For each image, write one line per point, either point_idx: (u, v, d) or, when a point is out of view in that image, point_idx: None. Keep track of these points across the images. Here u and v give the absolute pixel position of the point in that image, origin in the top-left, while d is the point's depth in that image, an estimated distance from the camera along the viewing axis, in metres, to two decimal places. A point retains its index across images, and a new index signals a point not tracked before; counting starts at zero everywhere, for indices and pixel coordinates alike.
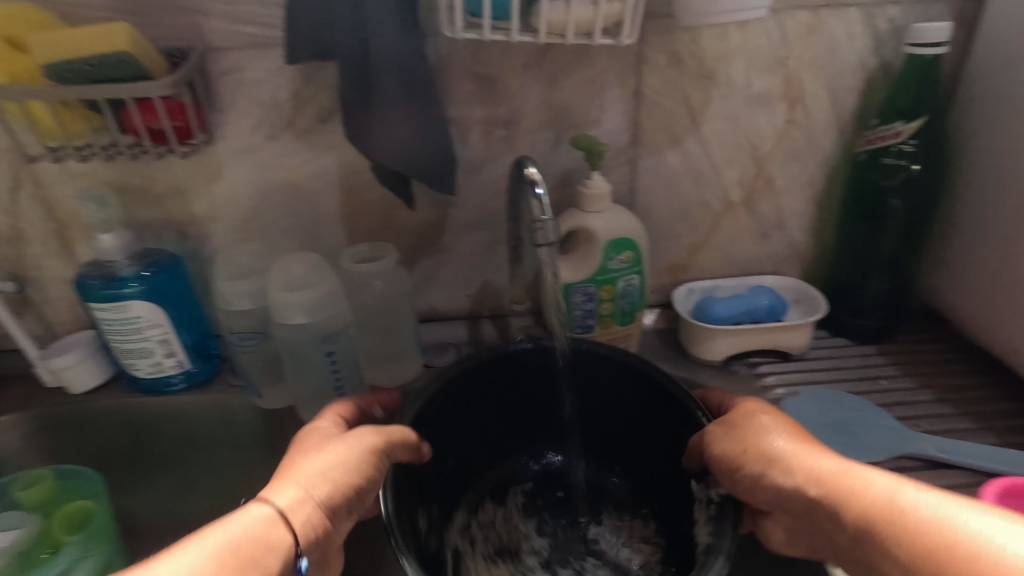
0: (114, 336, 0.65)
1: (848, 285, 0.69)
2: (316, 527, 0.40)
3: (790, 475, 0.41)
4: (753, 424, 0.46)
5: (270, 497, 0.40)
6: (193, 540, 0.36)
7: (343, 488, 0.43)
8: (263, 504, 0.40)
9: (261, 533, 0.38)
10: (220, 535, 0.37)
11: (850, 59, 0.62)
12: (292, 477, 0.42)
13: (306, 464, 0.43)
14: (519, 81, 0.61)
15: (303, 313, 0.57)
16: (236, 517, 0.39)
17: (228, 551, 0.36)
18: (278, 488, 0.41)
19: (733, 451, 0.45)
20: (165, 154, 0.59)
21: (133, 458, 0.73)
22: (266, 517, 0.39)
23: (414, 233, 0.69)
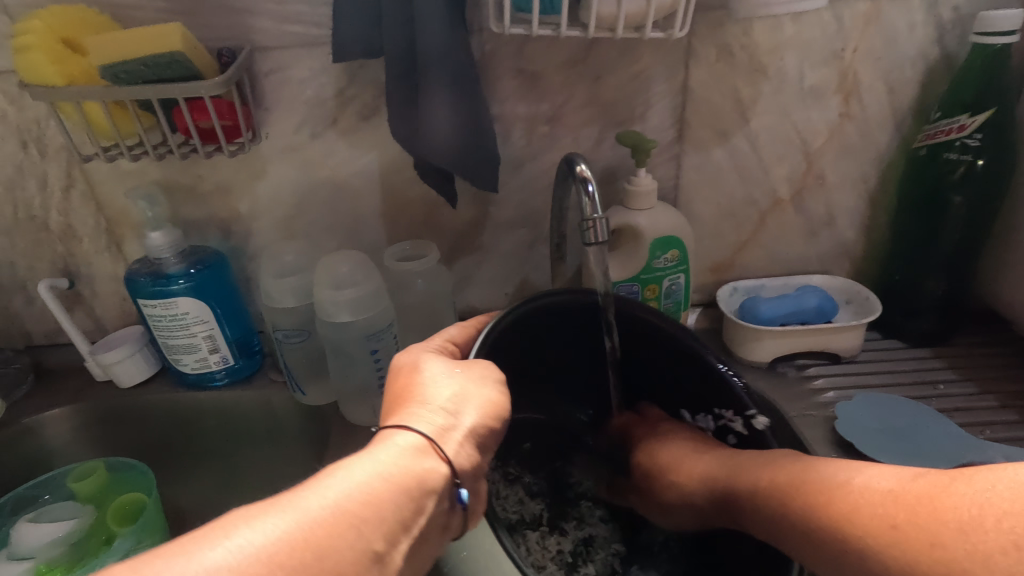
0: (162, 332, 0.66)
1: (902, 285, 0.66)
2: (468, 456, 0.40)
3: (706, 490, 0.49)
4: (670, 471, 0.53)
5: (410, 426, 0.39)
6: (343, 468, 0.35)
7: (485, 419, 0.42)
8: (411, 433, 0.39)
9: (419, 459, 0.37)
10: (370, 461, 0.36)
11: (910, 50, 0.59)
12: (426, 405, 0.41)
13: (438, 391, 0.42)
14: (564, 77, 0.60)
15: (348, 311, 0.57)
16: (383, 449, 0.37)
17: (395, 484, 0.35)
18: (415, 418, 0.40)
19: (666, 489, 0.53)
20: (213, 153, 0.60)
21: (178, 451, 0.74)
22: (419, 448, 0.38)
23: (454, 231, 0.69)
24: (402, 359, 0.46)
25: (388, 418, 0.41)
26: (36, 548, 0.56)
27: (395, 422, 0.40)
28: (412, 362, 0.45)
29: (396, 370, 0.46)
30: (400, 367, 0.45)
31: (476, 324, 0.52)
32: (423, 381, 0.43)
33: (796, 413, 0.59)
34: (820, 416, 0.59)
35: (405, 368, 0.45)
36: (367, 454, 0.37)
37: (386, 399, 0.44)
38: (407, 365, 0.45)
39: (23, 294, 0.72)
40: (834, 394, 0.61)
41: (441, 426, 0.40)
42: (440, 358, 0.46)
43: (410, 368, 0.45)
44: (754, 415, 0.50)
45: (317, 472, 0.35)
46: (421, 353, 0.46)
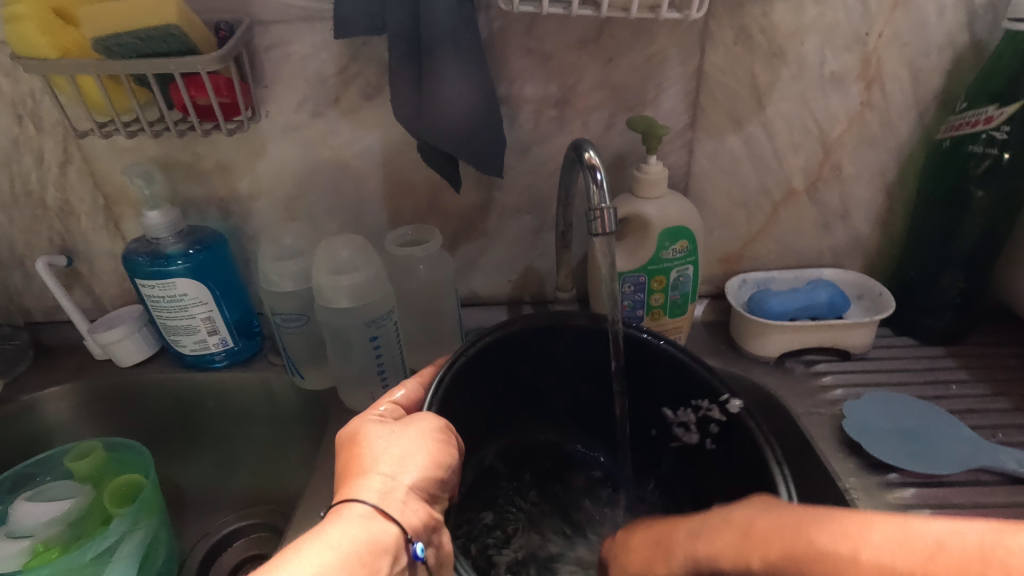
0: (160, 313, 0.66)
1: (917, 282, 0.65)
2: (419, 510, 0.39)
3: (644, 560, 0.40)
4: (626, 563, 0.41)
5: (353, 497, 0.38)
6: (290, 557, 0.35)
7: (428, 471, 0.41)
8: (357, 508, 0.38)
9: (369, 532, 0.36)
10: (317, 544, 0.35)
11: (938, 36, 0.56)
12: (368, 475, 0.40)
13: (378, 455, 0.41)
14: (575, 58, 0.58)
15: (347, 297, 0.55)
16: (332, 528, 0.36)
17: (346, 561, 0.35)
18: (356, 489, 0.39)
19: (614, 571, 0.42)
20: (211, 130, 0.58)
21: (177, 432, 0.74)
22: (370, 521, 0.37)
23: (458, 216, 0.67)
24: (345, 429, 0.45)
25: (334, 496, 0.40)
26: (34, 526, 0.56)
27: (339, 497, 0.39)
28: (353, 431, 0.44)
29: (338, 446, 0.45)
30: (342, 439, 0.44)
31: (424, 377, 0.51)
32: (364, 450, 0.42)
33: (803, 410, 0.58)
34: (827, 414, 0.57)
35: (346, 439, 0.44)
36: (315, 534, 0.36)
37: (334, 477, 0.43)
38: (348, 435, 0.44)
39: (22, 270, 0.71)
40: (842, 391, 0.60)
41: (387, 490, 0.39)
42: (381, 420, 0.45)
43: (350, 438, 0.43)
44: (728, 400, 0.50)
45: (262, 566, 0.35)
46: (360, 421, 0.45)
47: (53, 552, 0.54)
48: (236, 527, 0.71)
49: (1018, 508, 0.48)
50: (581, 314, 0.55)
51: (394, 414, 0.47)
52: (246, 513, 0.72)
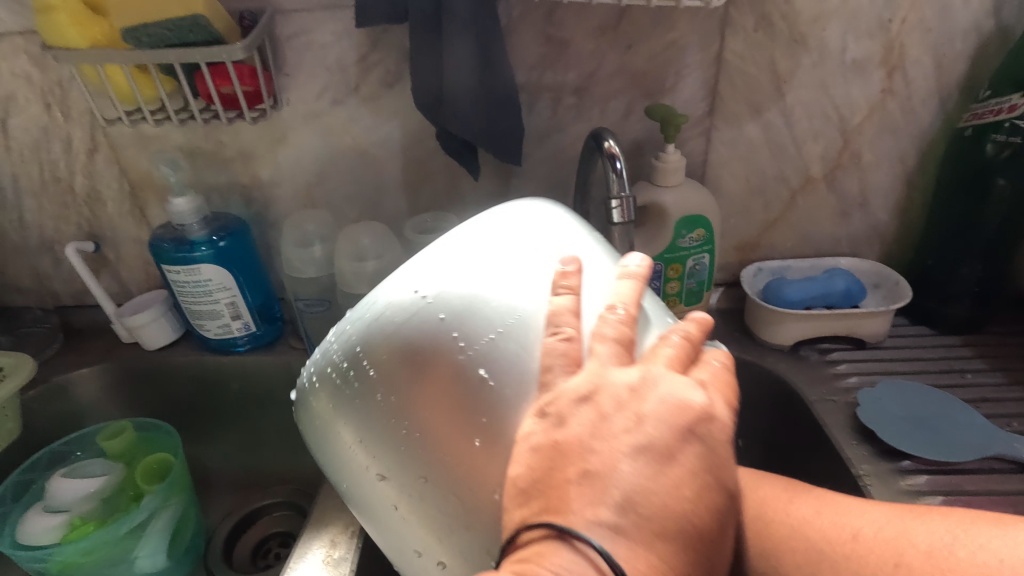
0: (186, 297, 0.67)
1: (936, 271, 0.64)
2: None
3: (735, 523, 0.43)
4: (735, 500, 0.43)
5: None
6: None
7: None
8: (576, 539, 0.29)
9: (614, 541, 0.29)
10: None
11: (963, 22, 0.56)
12: (609, 505, 0.30)
13: (657, 529, 0.30)
14: (594, 45, 0.58)
15: (368, 282, 0.57)
16: None
17: None
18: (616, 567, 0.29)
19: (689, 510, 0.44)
20: (235, 118, 0.59)
21: (202, 412, 0.76)
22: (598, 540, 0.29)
23: (476, 203, 0.68)
24: (668, 402, 0.32)
25: (568, 513, 0.30)
26: (70, 502, 0.58)
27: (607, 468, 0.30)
28: (674, 409, 0.32)
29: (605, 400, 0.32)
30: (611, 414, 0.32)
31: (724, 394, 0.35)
32: (656, 487, 0.30)
33: (817, 397, 0.59)
34: (840, 401, 0.58)
35: (647, 424, 0.32)
36: None
37: (549, 447, 0.32)
38: (632, 394, 0.32)
39: (51, 255, 0.74)
40: (856, 379, 0.60)
41: (638, 564, 0.29)
42: (697, 450, 0.31)
43: (636, 404, 0.32)
44: None
45: None
46: (687, 421, 0.32)
47: (91, 526, 0.56)
48: (258, 506, 0.73)
49: None
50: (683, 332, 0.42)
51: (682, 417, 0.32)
52: (269, 492, 0.74)
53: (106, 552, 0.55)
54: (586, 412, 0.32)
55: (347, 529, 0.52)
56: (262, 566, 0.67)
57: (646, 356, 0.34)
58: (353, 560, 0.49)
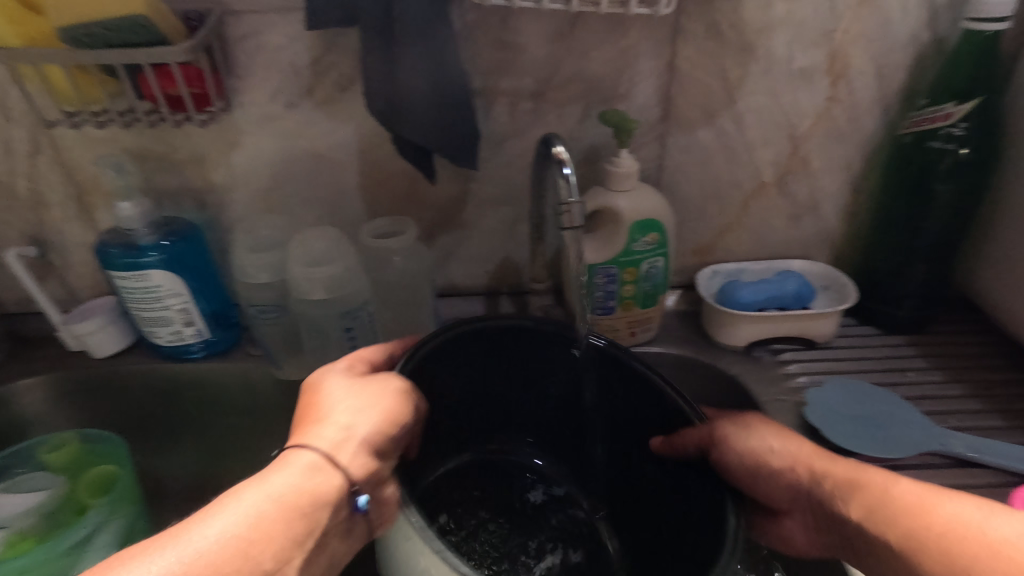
0: (135, 304, 0.66)
1: (881, 273, 0.67)
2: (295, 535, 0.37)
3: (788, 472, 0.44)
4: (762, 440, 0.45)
5: (307, 445, 0.41)
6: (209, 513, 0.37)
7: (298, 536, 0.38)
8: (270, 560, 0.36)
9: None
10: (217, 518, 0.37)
11: (902, 33, 0.58)
12: (326, 422, 0.43)
13: (324, 425, 0.43)
14: (549, 51, 0.58)
15: (322, 288, 0.56)
16: (274, 474, 0.40)
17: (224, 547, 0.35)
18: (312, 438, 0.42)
19: (747, 461, 0.44)
20: (183, 121, 0.57)
21: (153, 422, 0.74)
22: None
23: (435, 207, 0.68)
24: (308, 475, 0.40)
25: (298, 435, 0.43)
26: (12, 518, 0.56)
27: (308, 438, 0.42)
28: (299, 493, 0.39)
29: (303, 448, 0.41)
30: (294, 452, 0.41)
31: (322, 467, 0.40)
32: (319, 482, 0.40)
33: (767, 398, 0.60)
34: (790, 401, 0.59)
35: (342, 451, 0.41)
36: (257, 480, 0.39)
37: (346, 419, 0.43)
38: (339, 440, 0.42)
39: None
40: (805, 379, 0.62)
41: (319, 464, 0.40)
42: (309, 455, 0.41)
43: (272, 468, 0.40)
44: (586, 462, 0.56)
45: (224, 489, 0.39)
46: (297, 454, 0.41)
47: (29, 543, 0.54)
48: None
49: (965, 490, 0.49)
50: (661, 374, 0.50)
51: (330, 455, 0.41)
52: None
53: (46, 571, 0.53)
54: (314, 483, 0.39)
55: None
56: None
57: (332, 447, 0.41)
58: None
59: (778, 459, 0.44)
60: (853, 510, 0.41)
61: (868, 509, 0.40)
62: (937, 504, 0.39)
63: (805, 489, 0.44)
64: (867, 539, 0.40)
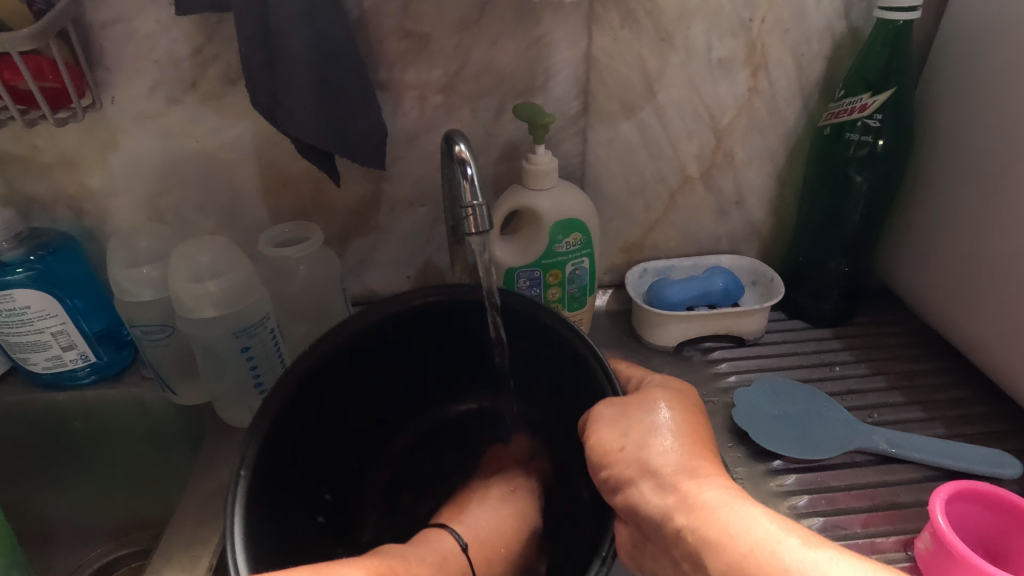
0: (2, 328, 0.58)
1: (806, 266, 0.66)
2: None
3: (656, 490, 0.38)
4: (645, 420, 0.42)
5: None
6: None
7: None
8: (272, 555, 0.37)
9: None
10: None
11: (818, 23, 0.57)
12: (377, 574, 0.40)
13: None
14: (456, 41, 0.54)
15: (211, 305, 0.50)
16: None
17: None
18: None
19: (609, 447, 0.41)
20: (38, 120, 0.50)
21: (22, 460, 0.66)
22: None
23: (345, 210, 0.63)
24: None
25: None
26: None
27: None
28: None
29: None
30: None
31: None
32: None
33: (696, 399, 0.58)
34: (719, 402, 0.57)
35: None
36: None
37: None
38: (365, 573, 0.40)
39: None
40: (735, 378, 0.61)
41: None
42: None
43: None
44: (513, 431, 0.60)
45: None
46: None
47: None
48: (110, 560, 0.64)
49: (888, 487, 0.49)
50: (585, 340, 0.47)
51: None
52: (123, 542, 0.66)
53: None
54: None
55: None
56: None
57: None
58: None
59: (624, 460, 0.41)
60: (690, 540, 0.35)
61: (708, 543, 0.34)
62: (733, 531, 0.34)
63: (645, 505, 0.38)
64: (694, 563, 0.35)
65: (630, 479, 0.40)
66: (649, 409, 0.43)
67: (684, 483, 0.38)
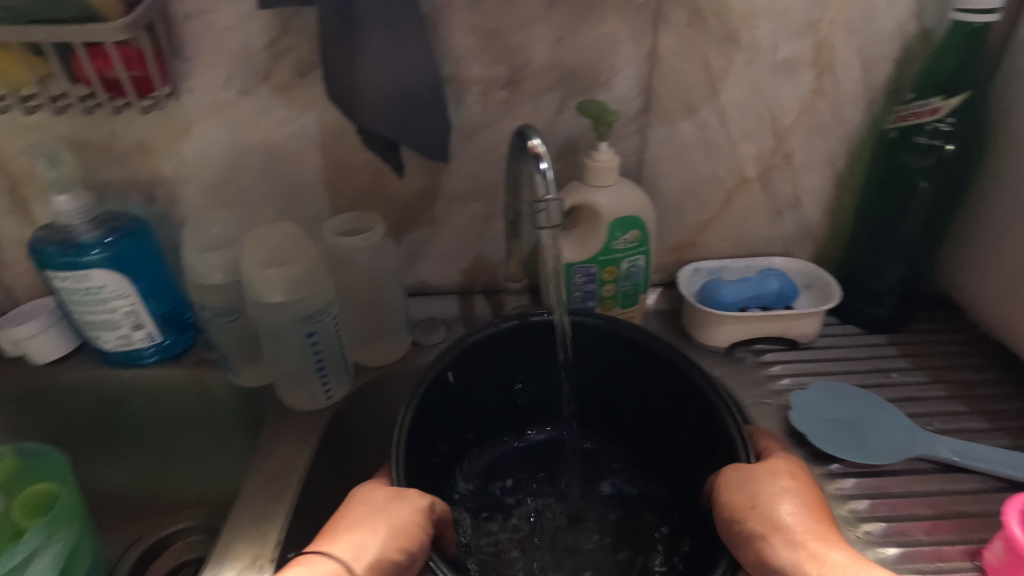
0: (77, 307, 0.60)
1: (863, 270, 0.65)
2: None
3: (789, 545, 0.41)
4: (774, 484, 0.45)
5: (325, 552, 0.42)
6: None
7: None
8: (373, 475, 0.49)
9: (360, 555, 0.41)
10: None
11: (888, 24, 0.56)
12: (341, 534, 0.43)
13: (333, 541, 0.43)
14: (523, 37, 0.55)
15: (280, 290, 0.52)
16: None
17: None
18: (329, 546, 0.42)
19: (739, 503, 0.44)
20: (123, 108, 0.53)
21: (89, 433, 0.69)
22: (324, 565, 0.41)
23: (403, 202, 0.64)
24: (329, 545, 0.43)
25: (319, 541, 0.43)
26: None
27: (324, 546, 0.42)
28: None
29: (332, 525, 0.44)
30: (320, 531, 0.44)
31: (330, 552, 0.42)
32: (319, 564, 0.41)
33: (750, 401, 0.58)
34: (774, 404, 0.57)
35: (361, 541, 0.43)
36: None
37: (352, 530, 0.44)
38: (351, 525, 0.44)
39: None
40: (788, 381, 0.60)
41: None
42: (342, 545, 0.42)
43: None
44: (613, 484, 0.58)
45: None
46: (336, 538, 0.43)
47: None
48: (170, 532, 0.67)
49: (951, 496, 0.48)
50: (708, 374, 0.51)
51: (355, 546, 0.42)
52: (182, 516, 0.69)
53: None
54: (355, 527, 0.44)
55: (255, 563, 0.47)
56: None
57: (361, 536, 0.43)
58: None
59: (756, 516, 0.43)
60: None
61: None
62: None
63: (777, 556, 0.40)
64: None
65: (761, 536, 0.42)
66: (773, 475, 0.45)
67: (814, 543, 0.41)
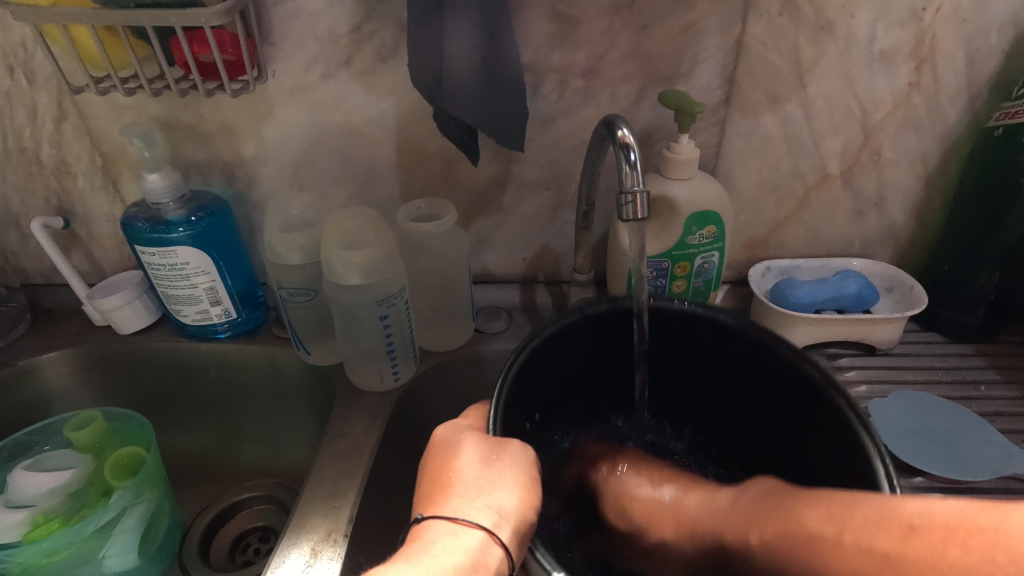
0: (161, 281, 0.63)
1: (951, 276, 0.62)
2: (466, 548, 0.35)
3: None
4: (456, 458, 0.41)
5: (455, 515, 0.37)
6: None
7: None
8: (462, 422, 0.44)
9: (505, 514, 0.37)
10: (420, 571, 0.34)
11: (1001, 13, 0.52)
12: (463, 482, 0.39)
13: (461, 475, 0.39)
14: (606, 24, 0.54)
15: (357, 273, 0.52)
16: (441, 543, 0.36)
17: None
18: (456, 507, 0.37)
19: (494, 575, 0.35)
20: (214, 90, 0.55)
21: (168, 399, 0.72)
22: (470, 537, 0.36)
23: (473, 188, 0.64)
24: (454, 481, 0.39)
25: (425, 506, 0.39)
26: (34, 496, 0.55)
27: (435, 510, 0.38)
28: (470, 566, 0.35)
29: (433, 445, 0.43)
30: (437, 446, 0.42)
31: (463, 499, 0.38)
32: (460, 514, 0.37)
33: None
34: None
35: (498, 480, 0.39)
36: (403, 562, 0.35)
37: (457, 475, 0.39)
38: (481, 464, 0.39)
39: (18, 230, 0.69)
40: (867, 388, 0.58)
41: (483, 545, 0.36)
42: (470, 486, 0.38)
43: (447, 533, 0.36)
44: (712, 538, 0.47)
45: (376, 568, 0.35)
46: (456, 448, 0.41)
47: (55, 524, 0.53)
48: (239, 499, 0.70)
49: None
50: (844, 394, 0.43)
51: (485, 480, 0.39)
52: (250, 484, 0.71)
53: (71, 552, 0.52)
54: (479, 470, 0.39)
55: (329, 536, 0.48)
56: (241, 562, 0.64)
57: (490, 478, 0.39)
58: (339, 559, 0.47)
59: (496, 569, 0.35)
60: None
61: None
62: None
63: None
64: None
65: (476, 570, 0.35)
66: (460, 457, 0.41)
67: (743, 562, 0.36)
